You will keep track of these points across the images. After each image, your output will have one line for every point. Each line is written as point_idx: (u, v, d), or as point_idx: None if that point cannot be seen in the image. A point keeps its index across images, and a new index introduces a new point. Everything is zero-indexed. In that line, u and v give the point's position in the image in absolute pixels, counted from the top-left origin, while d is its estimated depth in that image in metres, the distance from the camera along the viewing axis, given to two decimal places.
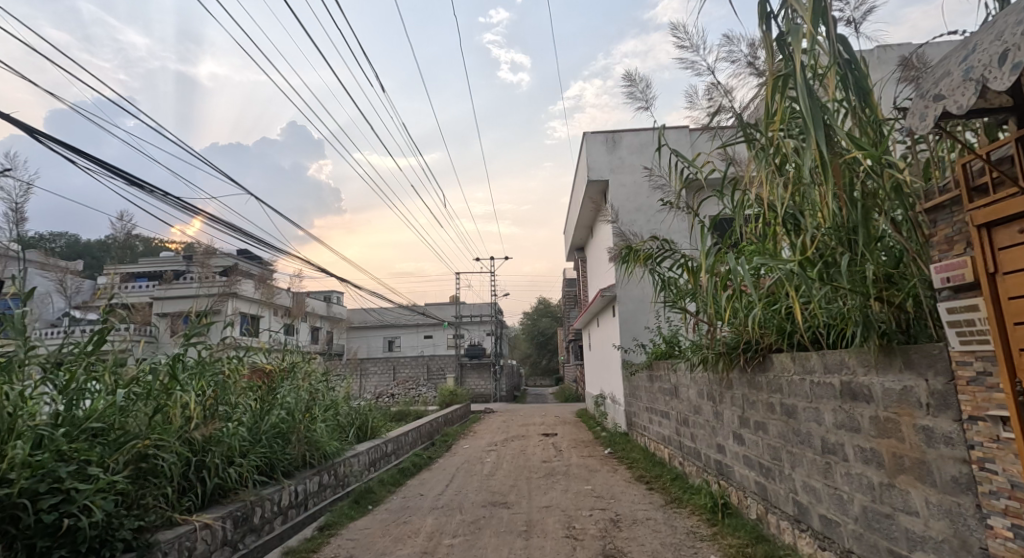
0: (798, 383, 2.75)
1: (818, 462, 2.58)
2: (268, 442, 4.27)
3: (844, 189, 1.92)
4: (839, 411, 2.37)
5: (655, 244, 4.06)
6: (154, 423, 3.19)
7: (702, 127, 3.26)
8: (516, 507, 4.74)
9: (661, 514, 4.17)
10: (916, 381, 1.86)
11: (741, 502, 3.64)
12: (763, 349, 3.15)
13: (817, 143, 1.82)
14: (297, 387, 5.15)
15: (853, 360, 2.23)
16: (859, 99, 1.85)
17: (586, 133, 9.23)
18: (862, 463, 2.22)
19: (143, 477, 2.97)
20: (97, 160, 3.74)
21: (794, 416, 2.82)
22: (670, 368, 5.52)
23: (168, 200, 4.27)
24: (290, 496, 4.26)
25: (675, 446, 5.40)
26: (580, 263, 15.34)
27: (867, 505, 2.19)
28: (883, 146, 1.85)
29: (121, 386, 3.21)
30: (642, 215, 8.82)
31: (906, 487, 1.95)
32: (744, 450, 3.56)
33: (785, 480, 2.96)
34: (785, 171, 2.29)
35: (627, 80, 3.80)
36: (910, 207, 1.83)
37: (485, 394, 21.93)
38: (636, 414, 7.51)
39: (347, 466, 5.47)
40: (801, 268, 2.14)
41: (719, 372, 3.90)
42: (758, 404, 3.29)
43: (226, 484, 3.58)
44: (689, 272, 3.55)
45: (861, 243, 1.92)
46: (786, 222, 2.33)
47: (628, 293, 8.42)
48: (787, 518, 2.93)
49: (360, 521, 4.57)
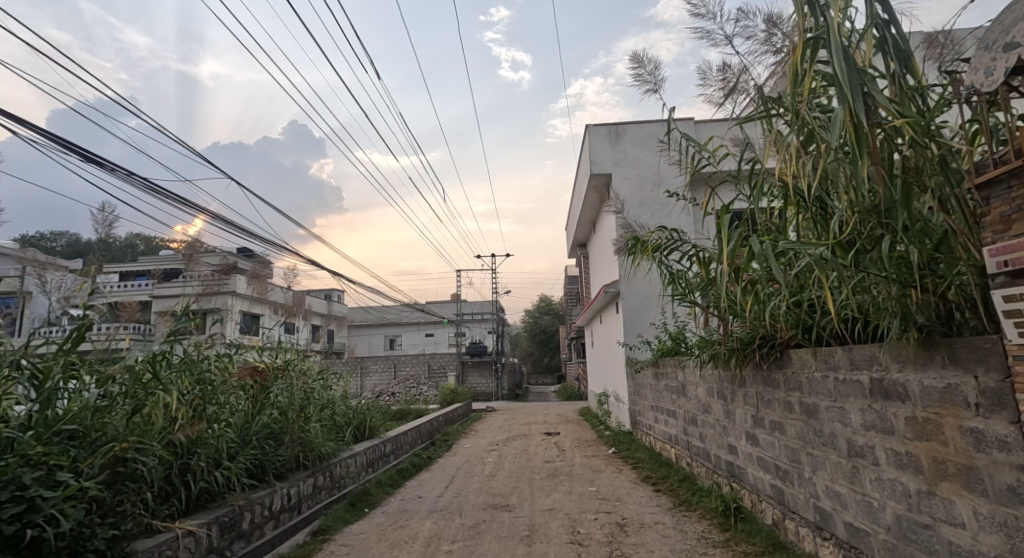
0: (820, 380, 2.56)
1: (843, 465, 2.39)
2: (259, 444, 4.10)
3: (883, 165, 1.73)
4: (868, 411, 2.18)
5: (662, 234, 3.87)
6: (134, 424, 3.02)
7: (714, 109, 3.07)
8: (518, 510, 4.56)
9: (670, 518, 3.98)
10: (963, 378, 1.67)
11: (755, 506, 3.45)
12: (781, 344, 2.96)
13: (854, 113, 1.63)
14: (291, 386, 4.97)
15: (886, 355, 2.04)
16: (900, 64, 1.66)
17: (589, 126, 9.02)
18: (896, 468, 2.02)
19: (120, 482, 2.80)
20: (49, 131, 3.56)
21: (816, 416, 2.64)
22: (677, 365, 5.34)
23: (134, 181, 4.04)
24: (282, 500, 4.09)
25: (683, 446, 5.21)
26: (581, 259, 15.16)
27: (901, 514, 2.00)
28: (929, 115, 1.66)
29: (99, 384, 3.03)
30: (646, 209, 8.61)
31: (950, 496, 1.76)
32: (759, 452, 3.37)
33: (805, 484, 2.77)
34: (812, 149, 2.09)
35: (635, 61, 3.61)
36: (957, 183, 1.64)
37: (485, 393, 22.23)
38: (640, 412, 7.33)
39: (344, 467, 5.30)
40: (833, 254, 1.95)
41: (731, 369, 3.70)
42: (775, 403, 3.10)
43: (213, 488, 3.40)
44: (700, 264, 3.36)
45: (902, 224, 1.73)
46: (812, 204, 2.14)
47: (633, 289, 8.23)
48: (807, 525, 2.75)
49: (356, 525, 4.40)
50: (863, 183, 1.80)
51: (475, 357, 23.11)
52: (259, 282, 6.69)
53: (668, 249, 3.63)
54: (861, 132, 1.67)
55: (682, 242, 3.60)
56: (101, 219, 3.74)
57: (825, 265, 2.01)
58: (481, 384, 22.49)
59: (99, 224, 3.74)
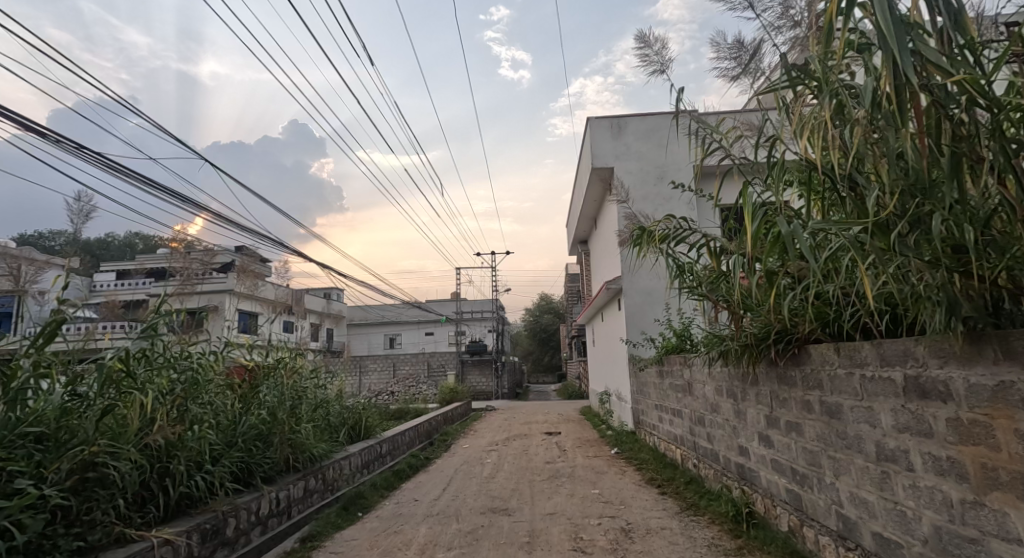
0: (844, 378, 2.37)
1: (871, 471, 2.19)
2: (246, 446, 3.90)
3: (930, 135, 1.52)
4: (901, 412, 1.98)
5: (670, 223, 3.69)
6: (107, 426, 2.83)
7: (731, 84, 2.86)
8: (518, 514, 4.37)
9: (677, 523, 3.79)
10: (1019, 374, 1.48)
11: (769, 512, 3.25)
12: (798, 340, 2.76)
13: (894, 73, 1.44)
14: (280, 386, 4.76)
15: (924, 350, 1.84)
16: (953, 19, 1.46)
17: (590, 119, 8.81)
18: (935, 475, 1.83)
19: (90, 488, 2.61)
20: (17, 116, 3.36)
21: (838, 417, 2.44)
22: (683, 363, 5.13)
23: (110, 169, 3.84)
24: (270, 504, 3.89)
25: (689, 446, 5.02)
26: (582, 256, 14.95)
27: (941, 526, 1.80)
28: (988, 76, 1.45)
29: (71, 383, 2.84)
30: (649, 203, 8.41)
31: (1002, 508, 1.56)
32: (773, 454, 3.18)
33: (826, 490, 2.57)
34: (844, 121, 1.89)
35: (640, 41, 3.41)
36: (1015, 153, 1.44)
37: (485, 392, 22.08)
38: (643, 411, 7.14)
39: (337, 469, 5.11)
40: (870, 235, 1.75)
41: (742, 367, 3.50)
42: (791, 403, 2.91)
43: (194, 494, 3.20)
44: (709, 254, 3.17)
45: (952, 200, 1.53)
46: (839, 182, 1.94)
47: (637, 285, 8.03)
48: (829, 534, 2.55)
49: (348, 531, 4.21)
50: (903, 153, 1.60)
51: (475, 356, 22.92)
52: (250, 278, 6.49)
53: (677, 240, 3.43)
54: (903, 97, 1.49)
55: (690, 231, 3.41)
56: (81, 210, 3.58)
57: (860, 247, 1.81)
58: (481, 383, 22.31)
59: (74, 215, 3.56)
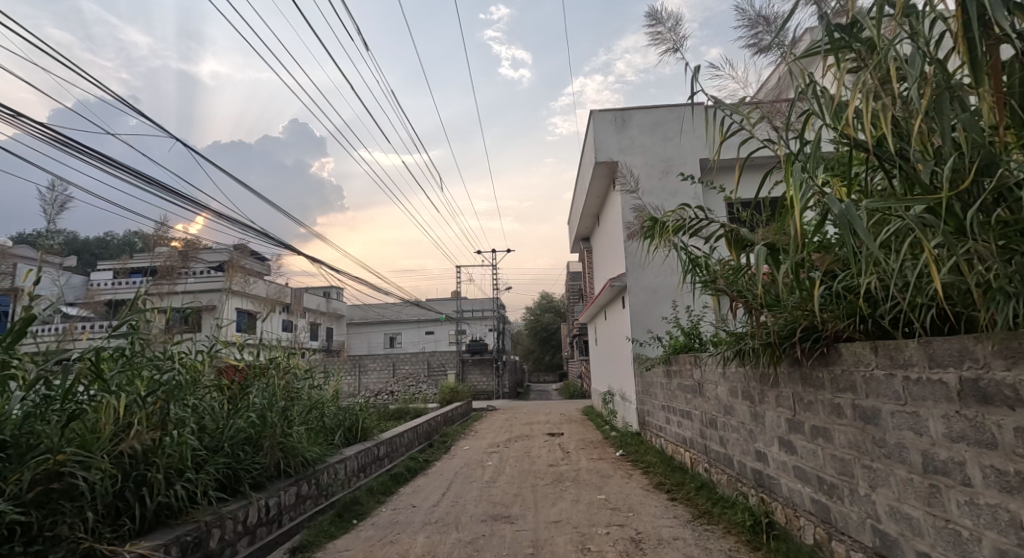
0: (883, 380, 2.15)
1: (916, 484, 1.97)
2: (232, 451, 3.68)
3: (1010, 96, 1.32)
4: (956, 420, 1.76)
5: (683, 213, 3.45)
6: (76, 432, 2.61)
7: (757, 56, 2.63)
8: (522, 522, 4.14)
9: (690, 532, 3.58)
10: None
11: (790, 523, 3.04)
12: (828, 337, 2.52)
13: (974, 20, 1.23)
14: (272, 387, 4.54)
15: (987, 350, 1.61)
16: None
17: (593, 112, 8.58)
18: (998, 491, 1.61)
19: (55, 501, 2.40)
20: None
21: (875, 422, 2.22)
22: (693, 362, 4.92)
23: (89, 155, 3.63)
24: (257, 514, 3.67)
25: (700, 450, 4.80)
26: (586, 254, 14.73)
27: (1006, 549, 1.58)
28: None
29: (36, 386, 2.62)
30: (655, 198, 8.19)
31: None
32: (796, 462, 2.95)
33: (859, 502, 2.36)
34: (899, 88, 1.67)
35: (652, 18, 3.18)
36: None
37: (486, 391, 21.90)
38: (649, 412, 6.93)
39: (331, 474, 4.89)
40: (937, 214, 1.53)
41: (760, 367, 3.28)
42: (818, 406, 2.68)
43: (174, 503, 2.98)
44: (728, 245, 2.94)
45: None
46: (889, 158, 1.72)
47: (643, 281, 7.80)
48: (863, 551, 2.34)
49: (341, 541, 4.00)
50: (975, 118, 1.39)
51: (475, 355, 22.67)
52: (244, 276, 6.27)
53: (694, 229, 3.20)
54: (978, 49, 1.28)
55: (708, 221, 3.18)
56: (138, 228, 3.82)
57: (924, 229, 1.58)
58: (481, 382, 22.09)
59: (48, 205, 3.34)
